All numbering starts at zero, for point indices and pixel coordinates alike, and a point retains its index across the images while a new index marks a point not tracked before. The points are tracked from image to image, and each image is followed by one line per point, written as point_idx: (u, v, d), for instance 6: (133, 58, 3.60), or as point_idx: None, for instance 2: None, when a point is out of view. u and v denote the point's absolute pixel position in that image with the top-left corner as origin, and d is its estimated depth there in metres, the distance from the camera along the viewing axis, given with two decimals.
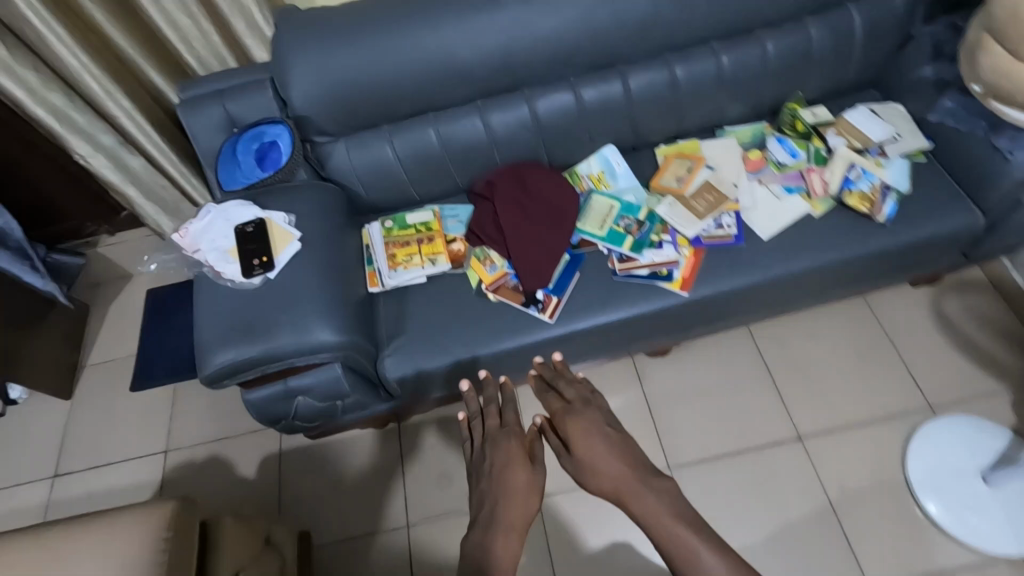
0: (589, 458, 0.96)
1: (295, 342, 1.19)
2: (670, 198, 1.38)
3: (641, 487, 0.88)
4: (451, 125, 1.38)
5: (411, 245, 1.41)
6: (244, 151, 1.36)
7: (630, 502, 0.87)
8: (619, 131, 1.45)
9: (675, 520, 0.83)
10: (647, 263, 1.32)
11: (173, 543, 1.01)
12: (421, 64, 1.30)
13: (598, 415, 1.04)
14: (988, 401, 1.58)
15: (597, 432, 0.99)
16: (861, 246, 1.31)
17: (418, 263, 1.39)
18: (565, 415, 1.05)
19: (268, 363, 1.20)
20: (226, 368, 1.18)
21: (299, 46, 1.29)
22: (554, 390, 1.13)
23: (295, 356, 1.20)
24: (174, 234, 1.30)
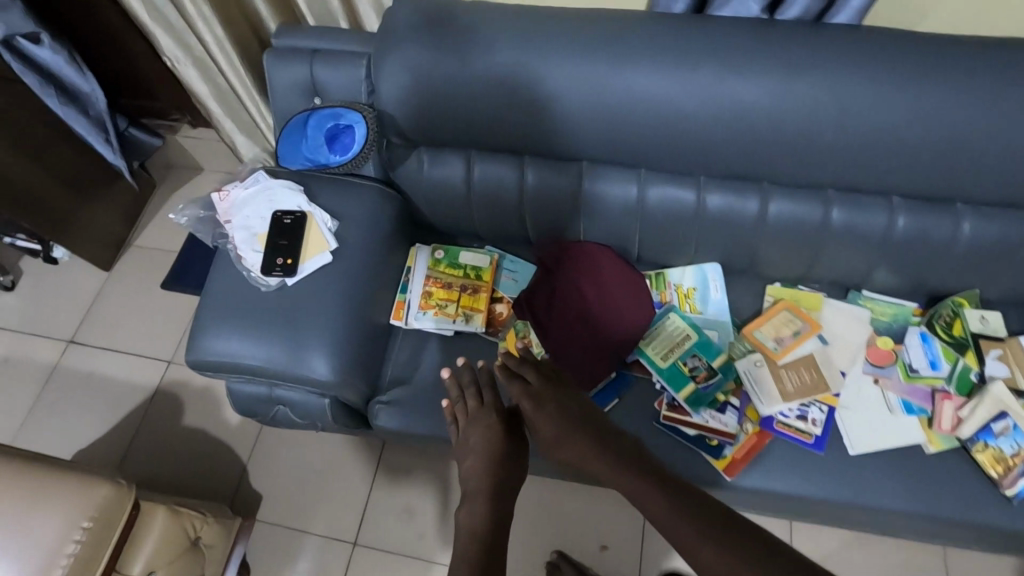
0: (568, 445, 0.90)
1: (284, 364, 1.07)
2: (758, 356, 1.14)
3: (624, 472, 0.84)
4: (544, 179, 1.18)
5: (452, 290, 1.25)
6: (316, 129, 1.23)
7: (616, 483, 0.85)
8: (733, 252, 1.19)
9: (671, 511, 0.77)
10: (698, 423, 1.10)
11: (91, 536, 0.99)
12: (534, 102, 1.08)
13: (566, 395, 0.95)
14: None
15: (569, 414, 0.92)
16: (968, 515, 1.03)
17: (451, 314, 1.23)
18: (529, 405, 0.95)
19: (251, 373, 1.09)
20: (210, 362, 1.09)
21: (409, 34, 1.10)
22: (518, 374, 0.99)
23: (279, 377, 1.09)
24: (215, 191, 1.20)
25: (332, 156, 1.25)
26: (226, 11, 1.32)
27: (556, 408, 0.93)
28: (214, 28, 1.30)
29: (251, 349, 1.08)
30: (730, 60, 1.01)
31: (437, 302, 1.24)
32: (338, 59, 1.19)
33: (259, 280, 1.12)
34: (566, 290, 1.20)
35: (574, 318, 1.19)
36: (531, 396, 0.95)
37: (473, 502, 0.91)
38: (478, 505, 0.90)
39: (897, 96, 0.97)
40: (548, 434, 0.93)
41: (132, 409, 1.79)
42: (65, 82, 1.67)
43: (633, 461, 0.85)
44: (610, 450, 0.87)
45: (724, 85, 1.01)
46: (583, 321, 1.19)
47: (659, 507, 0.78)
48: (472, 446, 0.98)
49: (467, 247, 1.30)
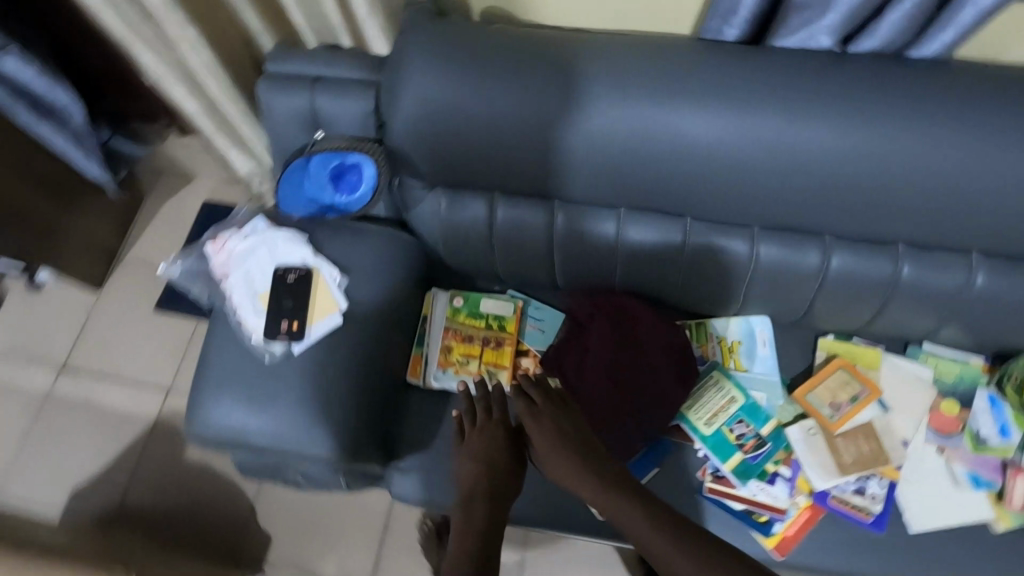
0: (562, 468, 0.87)
1: (294, 443, 0.98)
2: (811, 423, 1.04)
3: (618, 499, 0.83)
4: (576, 225, 1.05)
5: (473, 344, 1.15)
6: (320, 169, 1.09)
7: (608, 509, 0.84)
8: (786, 306, 1.07)
9: (659, 537, 0.79)
10: (745, 497, 1.02)
11: None
12: (568, 146, 0.95)
13: (567, 420, 0.90)
14: None
15: (568, 439, 0.88)
16: None
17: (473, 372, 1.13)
18: (529, 426, 0.90)
19: (258, 450, 1.00)
20: (213, 438, 0.99)
21: (422, 65, 0.95)
22: (521, 393, 0.93)
23: (289, 455, 0.99)
24: (208, 239, 1.08)
25: (342, 196, 1.12)
26: (208, 24, 1.14)
27: (555, 429, 0.88)
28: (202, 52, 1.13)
29: (257, 426, 0.98)
30: (800, 101, 0.87)
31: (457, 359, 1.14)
32: (339, 88, 1.05)
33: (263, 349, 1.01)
34: (599, 352, 1.07)
35: (607, 386, 1.05)
36: (532, 414, 0.90)
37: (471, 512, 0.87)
38: (476, 508, 0.86)
39: (993, 149, 0.84)
40: (544, 451, 0.89)
41: (130, 442, 1.70)
42: (40, 98, 1.43)
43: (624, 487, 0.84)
44: (602, 471, 0.85)
45: (792, 132, 0.88)
46: (617, 390, 1.05)
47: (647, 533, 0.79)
48: (471, 459, 0.91)
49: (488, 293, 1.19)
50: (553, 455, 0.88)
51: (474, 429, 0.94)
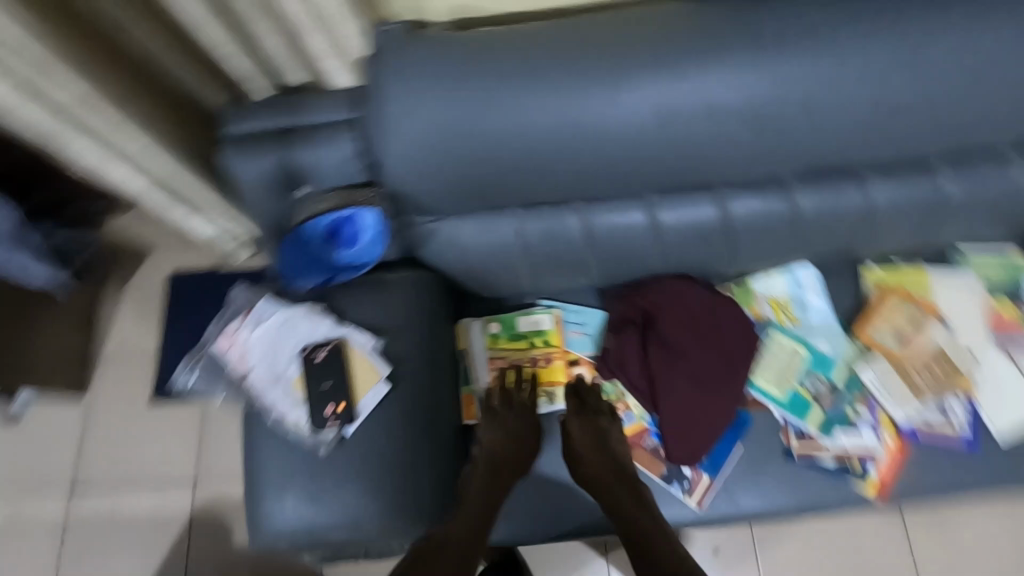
0: (589, 461, 0.95)
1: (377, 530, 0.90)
2: (880, 358, 1.04)
3: (629, 497, 0.91)
4: (603, 220, 0.99)
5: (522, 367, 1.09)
6: (314, 233, 0.97)
7: (611, 502, 0.92)
8: (829, 248, 1.03)
9: (651, 524, 0.88)
10: (836, 451, 1.01)
11: None
12: (588, 144, 0.86)
13: (613, 431, 0.99)
14: None
15: (607, 444, 0.97)
16: None
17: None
18: (574, 424, 0.99)
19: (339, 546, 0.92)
20: (288, 547, 0.91)
21: (410, 93, 0.84)
22: (577, 395, 1.03)
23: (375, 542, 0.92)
24: (218, 337, 0.97)
25: (345, 252, 0.99)
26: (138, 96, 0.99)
27: (597, 437, 0.97)
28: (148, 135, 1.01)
29: (332, 524, 0.89)
30: (824, 38, 0.81)
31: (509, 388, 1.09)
32: (315, 137, 0.94)
33: (315, 439, 0.92)
34: (655, 348, 1.05)
35: (669, 380, 1.03)
36: (581, 413, 1.00)
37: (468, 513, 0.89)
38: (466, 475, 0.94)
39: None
40: (577, 442, 0.97)
41: (171, 547, 1.59)
42: None
43: (636, 496, 0.92)
44: (621, 480, 0.94)
45: (824, 73, 0.81)
46: (681, 382, 1.03)
47: (646, 527, 0.87)
48: (490, 441, 0.98)
49: (522, 309, 1.12)
50: (595, 463, 0.95)
51: (500, 413, 1.01)
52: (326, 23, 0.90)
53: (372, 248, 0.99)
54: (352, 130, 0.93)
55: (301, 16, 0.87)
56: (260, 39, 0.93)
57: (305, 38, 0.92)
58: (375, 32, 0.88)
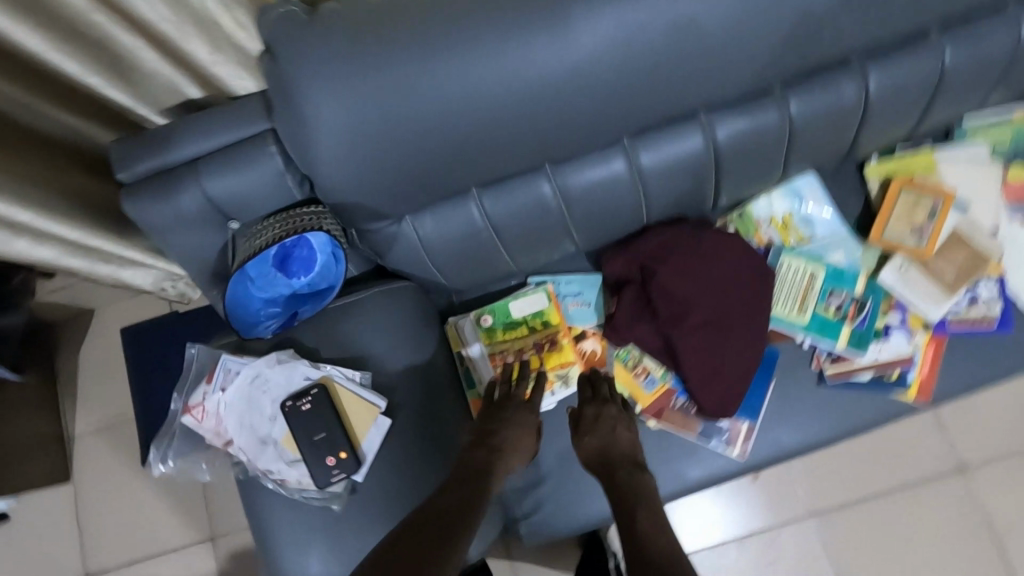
0: (600, 439, 0.83)
1: None
2: (900, 258, 0.95)
3: (639, 477, 0.77)
4: (581, 179, 0.87)
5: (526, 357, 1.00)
6: (261, 271, 0.84)
7: (620, 489, 0.76)
8: (829, 153, 0.94)
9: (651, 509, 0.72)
10: (871, 364, 0.95)
11: None
12: (550, 99, 0.74)
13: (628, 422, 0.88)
14: None
15: (623, 428, 0.85)
16: None
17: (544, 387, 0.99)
18: (588, 407, 0.89)
19: None
20: None
21: (329, 85, 0.70)
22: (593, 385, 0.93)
23: None
24: (182, 414, 0.85)
25: (302, 282, 0.87)
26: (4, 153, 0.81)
27: (613, 421, 0.86)
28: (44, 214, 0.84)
29: None
30: None
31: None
32: (231, 160, 0.79)
33: (324, 494, 0.82)
34: (662, 307, 0.94)
35: (685, 337, 0.93)
36: (597, 399, 0.90)
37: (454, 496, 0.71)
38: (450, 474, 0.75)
39: None
40: (586, 423, 0.86)
41: None
42: None
43: (641, 485, 0.77)
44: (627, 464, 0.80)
45: None
46: (698, 335, 0.93)
47: (645, 521, 0.70)
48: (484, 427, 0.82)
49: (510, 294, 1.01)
50: (604, 445, 0.83)
51: (500, 407, 0.86)
52: (203, 19, 0.75)
53: (330, 270, 0.88)
54: (272, 143, 0.79)
55: (169, 17, 0.72)
56: (130, 57, 0.77)
57: (182, 43, 0.76)
58: (265, 19, 0.72)
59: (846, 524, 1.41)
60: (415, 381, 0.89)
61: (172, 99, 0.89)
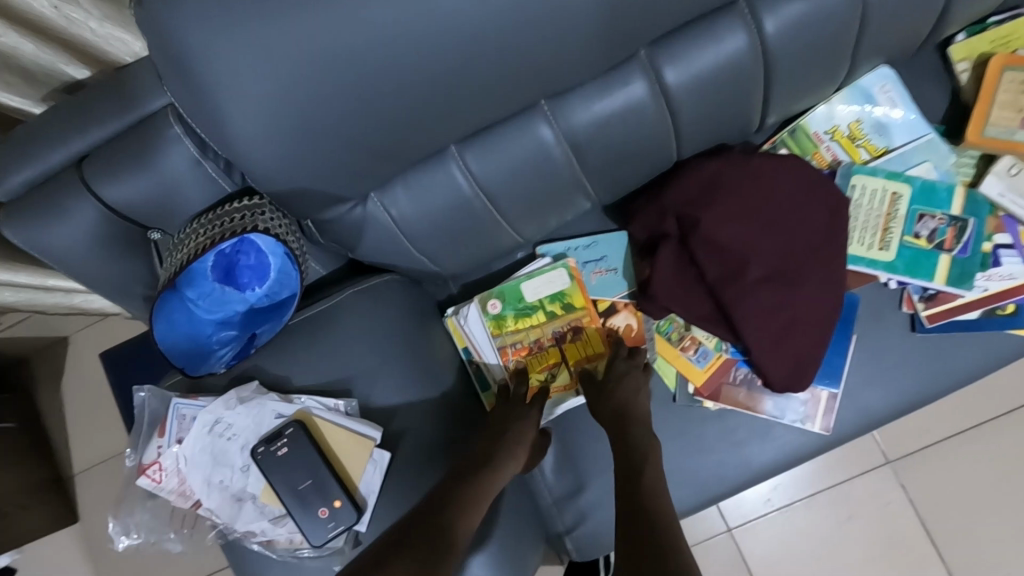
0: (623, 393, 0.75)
1: None
2: (1007, 161, 0.74)
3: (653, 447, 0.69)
4: (590, 115, 0.67)
5: (546, 348, 0.82)
6: (202, 289, 0.67)
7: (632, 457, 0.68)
8: (907, 34, 0.72)
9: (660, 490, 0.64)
10: (979, 300, 0.76)
11: None
12: (536, 5, 0.53)
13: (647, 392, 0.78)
14: None
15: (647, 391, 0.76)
16: None
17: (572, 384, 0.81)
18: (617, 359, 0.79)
19: None
20: None
21: (226, 27, 0.50)
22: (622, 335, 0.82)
23: None
24: (138, 476, 0.69)
25: (258, 293, 0.70)
26: None
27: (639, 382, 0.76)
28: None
29: None
30: None
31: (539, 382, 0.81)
32: (130, 154, 0.60)
33: (324, 550, 0.67)
34: (712, 262, 0.75)
35: (746, 294, 0.74)
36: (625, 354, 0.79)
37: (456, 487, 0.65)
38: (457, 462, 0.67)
39: None
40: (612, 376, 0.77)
41: None
42: None
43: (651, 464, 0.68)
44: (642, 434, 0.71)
45: None
46: (763, 290, 0.74)
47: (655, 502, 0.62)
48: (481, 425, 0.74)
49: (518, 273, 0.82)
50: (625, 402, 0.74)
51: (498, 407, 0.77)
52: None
53: (290, 275, 0.69)
54: (176, 122, 0.59)
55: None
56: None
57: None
58: None
59: (931, 470, 1.24)
60: (416, 397, 0.72)
61: (52, 83, 0.68)
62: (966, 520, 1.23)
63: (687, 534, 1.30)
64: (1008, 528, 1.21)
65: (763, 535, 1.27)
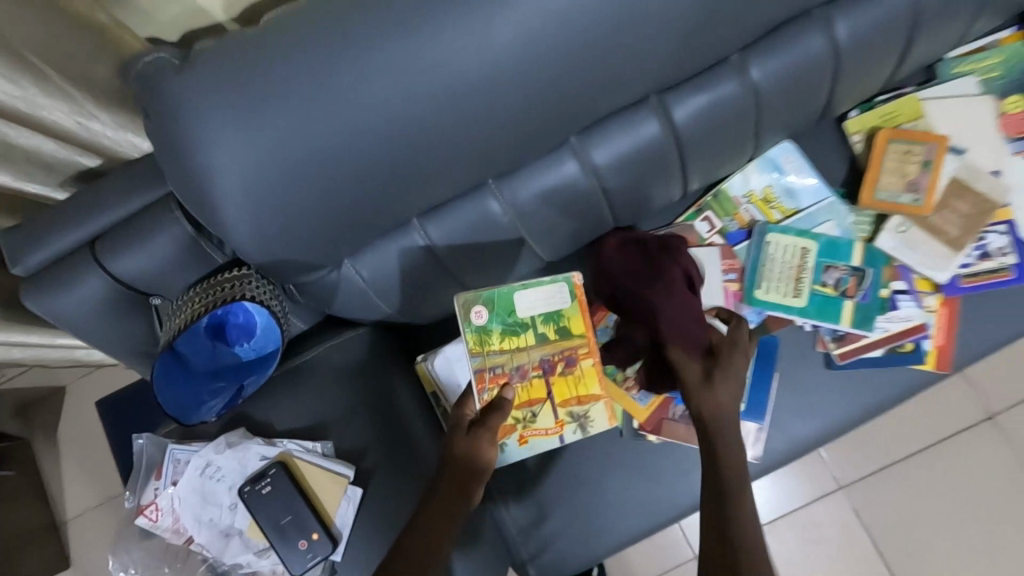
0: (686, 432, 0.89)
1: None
2: (897, 219, 0.86)
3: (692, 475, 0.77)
4: (532, 191, 0.78)
5: (531, 377, 0.83)
6: (194, 346, 0.76)
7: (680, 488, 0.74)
8: (801, 116, 0.84)
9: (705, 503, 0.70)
10: (881, 339, 0.87)
11: None
12: (472, 112, 0.64)
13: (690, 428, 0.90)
14: None
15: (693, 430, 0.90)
16: None
17: (553, 427, 0.85)
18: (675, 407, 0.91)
19: None
20: None
21: (218, 137, 0.61)
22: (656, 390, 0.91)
23: None
24: (139, 516, 0.77)
25: (246, 348, 0.80)
26: None
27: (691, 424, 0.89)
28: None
29: None
30: None
31: (519, 417, 0.84)
32: (134, 235, 0.70)
33: None
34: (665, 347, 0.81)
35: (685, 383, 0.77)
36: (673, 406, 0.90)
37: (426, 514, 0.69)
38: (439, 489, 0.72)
39: None
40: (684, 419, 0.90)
41: None
42: None
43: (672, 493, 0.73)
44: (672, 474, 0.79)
45: None
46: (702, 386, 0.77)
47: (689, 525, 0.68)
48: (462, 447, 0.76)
49: (521, 285, 0.82)
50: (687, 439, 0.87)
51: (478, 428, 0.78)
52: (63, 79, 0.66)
53: (275, 332, 0.80)
54: (175, 209, 0.69)
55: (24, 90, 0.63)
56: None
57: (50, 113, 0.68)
58: (133, 70, 0.62)
59: (880, 494, 1.33)
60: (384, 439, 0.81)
61: (65, 171, 0.78)
62: (918, 540, 1.31)
63: None
64: (956, 546, 1.29)
65: None
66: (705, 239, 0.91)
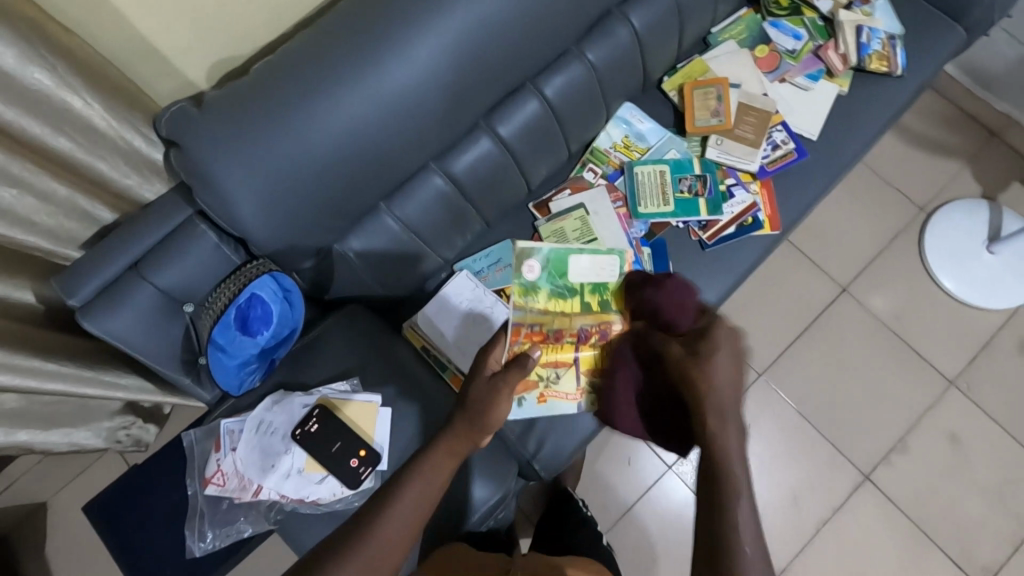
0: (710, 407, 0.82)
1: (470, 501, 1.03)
2: (714, 137, 1.23)
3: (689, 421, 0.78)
4: (463, 165, 1.07)
5: (565, 340, 1.06)
6: (227, 337, 0.93)
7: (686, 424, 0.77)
8: (632, 83, 1.21)
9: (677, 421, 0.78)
10: (730, 219, 1.20)
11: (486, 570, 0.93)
12: (410, 107, 0.91)
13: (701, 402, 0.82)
14: (957, 181, 1.75)
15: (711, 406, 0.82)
16: (887, 108, 1.29)
17: (572, 393, 1.07)
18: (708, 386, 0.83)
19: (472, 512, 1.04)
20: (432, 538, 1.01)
21: (233, 156, 0.83)
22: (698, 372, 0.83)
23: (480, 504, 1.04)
24: (210, 487, 0.93)
25: (266, 336, 0.98)
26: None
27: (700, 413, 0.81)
28: (13, 362, 0.90)
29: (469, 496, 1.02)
30: None
31: (545, 376, 1.06)
32: (169, 250, 0.89)
33: (360, 493, 0.93)
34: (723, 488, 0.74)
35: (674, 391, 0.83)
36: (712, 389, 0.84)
37: (430, 468, 0.78)
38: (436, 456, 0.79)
39: None
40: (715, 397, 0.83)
41: None
42: None
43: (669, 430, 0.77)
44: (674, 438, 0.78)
45: None
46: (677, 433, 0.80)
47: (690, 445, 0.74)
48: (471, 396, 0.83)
49: (577, 250, 1.07)
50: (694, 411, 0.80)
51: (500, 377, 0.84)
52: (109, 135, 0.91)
53: (287, 315, 0.99)
54: (201, 222, 0.90)
55: (84, 146, 0.89)
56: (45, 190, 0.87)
57: (94, 168, 0.93)
58: (163, 122, 0.85)
59: (791, 371, 1.64)
60: (397, 376, 1.01)
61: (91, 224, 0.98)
62: (828, 397, 1.62)
63: (640, 483, 1.57)
64: (855, 392, 1.62)
65: (695, 459, 1.58)
66: (593, 183, 1.23)
